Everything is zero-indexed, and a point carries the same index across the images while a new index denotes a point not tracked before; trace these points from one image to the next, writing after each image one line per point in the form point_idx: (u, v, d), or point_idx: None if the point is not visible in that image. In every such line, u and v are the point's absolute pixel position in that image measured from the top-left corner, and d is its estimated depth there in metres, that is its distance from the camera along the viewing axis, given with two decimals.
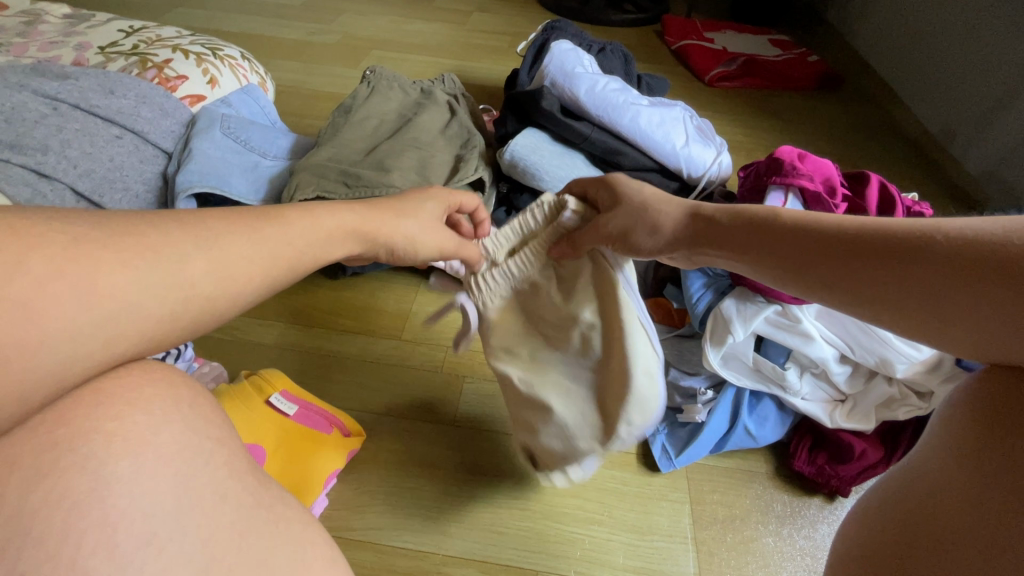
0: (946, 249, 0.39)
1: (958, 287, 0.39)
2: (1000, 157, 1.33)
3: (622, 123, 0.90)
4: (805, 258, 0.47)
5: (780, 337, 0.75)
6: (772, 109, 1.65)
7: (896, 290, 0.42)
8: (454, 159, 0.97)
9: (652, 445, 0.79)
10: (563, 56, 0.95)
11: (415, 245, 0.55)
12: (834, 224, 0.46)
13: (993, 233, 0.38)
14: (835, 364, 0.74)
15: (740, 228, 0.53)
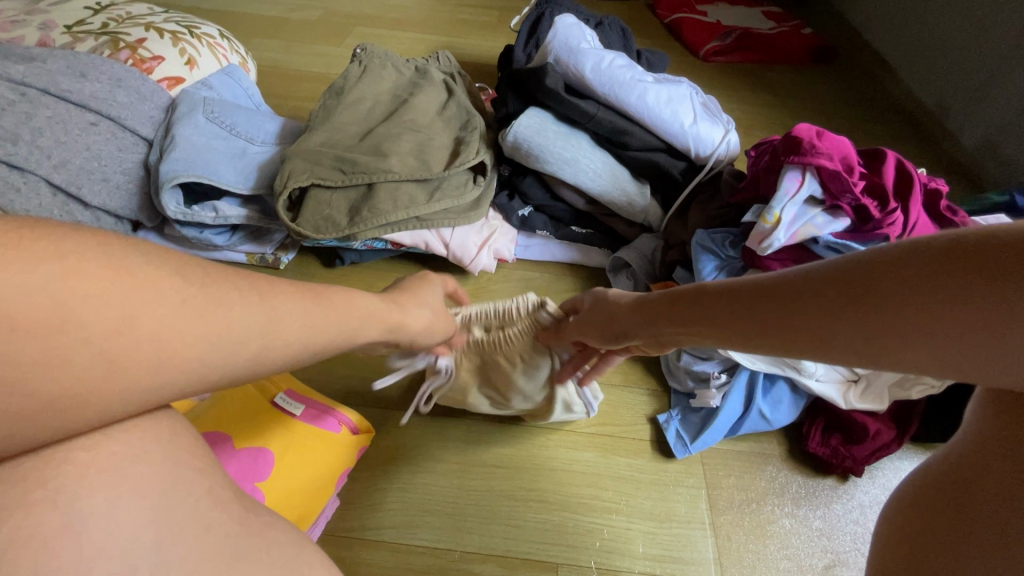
0: (820, 280, 0.38)
1: (921, 311, 0.33)
2: (996, 130, 1.33)
3: (629, 102, 0.87)
4: (727, 322, 0.45)
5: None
6: (770, 84, 1.62)
7: (855, 339, 0.36)
8: (453, 143, 0.93)
9: (666, 432, 0.78)
10: (566, 31, 0.91)
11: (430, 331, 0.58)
12: (776, 278, 0.42)
13: (863, 258, 0.36)
14: None
15: (675, 299, 0.52)
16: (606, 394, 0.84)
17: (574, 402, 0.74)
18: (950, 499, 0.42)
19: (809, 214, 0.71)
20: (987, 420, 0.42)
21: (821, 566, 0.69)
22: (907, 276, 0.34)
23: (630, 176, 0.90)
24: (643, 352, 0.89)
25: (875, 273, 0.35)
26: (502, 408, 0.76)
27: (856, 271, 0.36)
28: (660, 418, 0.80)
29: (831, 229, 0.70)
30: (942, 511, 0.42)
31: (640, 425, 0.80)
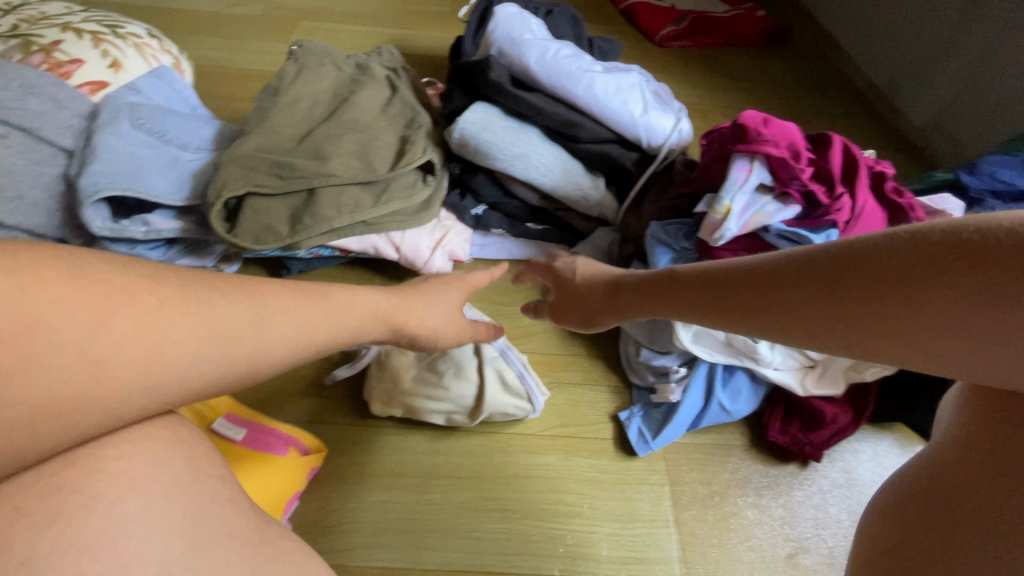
0: (813, 266, 0.39)
1: (895, 307, 0.34)
2: (944, 107, 1.35)
3: (577, 93, 0.84)
4: (717, 305, 0.46)
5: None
6: (726, 68, 1.61)
7: (835, 327, 0.38)
8: (399, 142, 0.89)
9: (628, 429, 0.77)
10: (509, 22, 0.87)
11: (437, 336, 0.58)
12: (761, 264, 0.43)
13: (858, 245, 0.37)
14: None
15: (669, 281, 0.52)
16: (567, 394, 0.82)
17: (508, 374, 0.75)
18: (943, 495, 0.43)
19: (759, 202, 0.70)
20: (977, 417, 0.43)
21: (783, 555, 0.69)
22: (895, 263, 0.34)
23: (584, 169, 0.88)
24: (604, 349, 0.88)
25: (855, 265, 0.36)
26: (440, 401, 0.73)
27: (837, 265, 0.37)
28: (622, 416, 0.79)
29: (781, 217, 0.69)
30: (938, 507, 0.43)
31: (602, 424, 0.79)
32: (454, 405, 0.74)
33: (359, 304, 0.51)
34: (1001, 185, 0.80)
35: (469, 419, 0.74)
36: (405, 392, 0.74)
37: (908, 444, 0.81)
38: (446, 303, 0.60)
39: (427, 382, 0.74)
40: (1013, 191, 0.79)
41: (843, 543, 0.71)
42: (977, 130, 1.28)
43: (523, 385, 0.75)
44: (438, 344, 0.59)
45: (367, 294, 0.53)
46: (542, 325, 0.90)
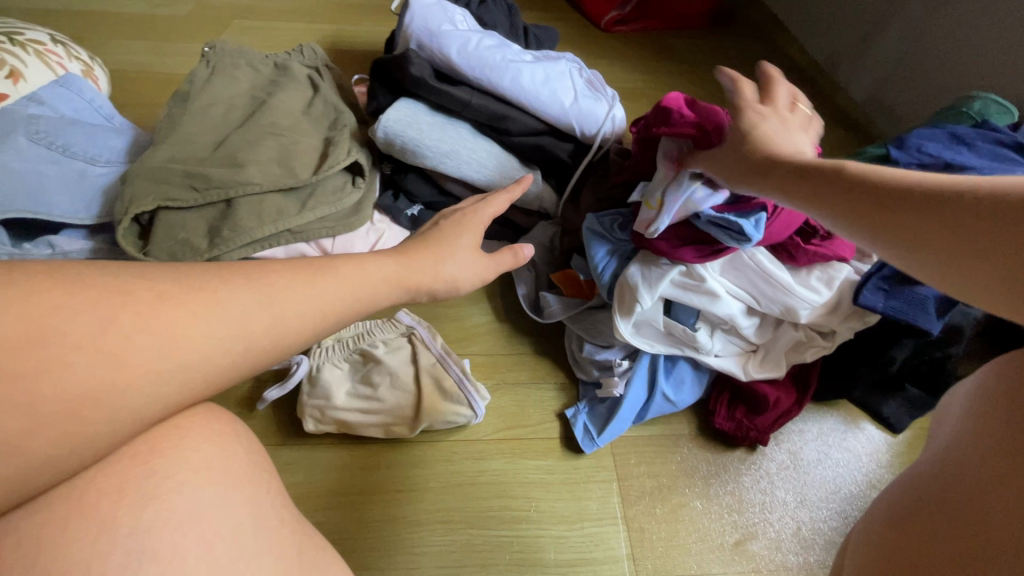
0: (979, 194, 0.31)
1: (935, 231, 0.33)
2: (881, 81, 1.37)
3: (503, 84, 0.81)
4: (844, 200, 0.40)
5: (685, 297, 0.71)
6: (672, 51, 1.60)
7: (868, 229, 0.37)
8: (323, 144, 0.85)
9: (574, 427, 0.76)
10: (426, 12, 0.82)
11: (457, 286, 0.52)
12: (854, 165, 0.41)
13: None
14: (743, 318, 0.71)
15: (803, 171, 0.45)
16: (514, 395, 0.80)
17: (446, 380, 0.72)
18: (941, 470, 0.40)
19: None
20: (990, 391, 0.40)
21: (731, 542, 0.69)
22: None
23: (518, 162, 0.85)
24: (549, 346, 0.86)
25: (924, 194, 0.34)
26: (376, 414, 0.70)
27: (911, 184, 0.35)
28: (568, 413, 0.77)
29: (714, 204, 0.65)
30: (934, 485, 0.39)
31: (549, 423, 0.77)
32: (391, 417, 0.70)
33: (350, 286, 0.44)
34: (926, 158, 0.81)
35: (409, 430, 0.71)
36: (338, 407, 0.70)
37: (851, 419, 0.82)
38: (462, 249, 0.54)
39: (362, 396, 0.71)
40: (939, 163, 0.80)
41: (790, 524, 0.71)
42: (912, 102, 1.30)
43: (463, 391, 0.72)
44: (460, 294, 0.53)
45: (374, 259, 0.47)
46: (486, 325, 0.87)
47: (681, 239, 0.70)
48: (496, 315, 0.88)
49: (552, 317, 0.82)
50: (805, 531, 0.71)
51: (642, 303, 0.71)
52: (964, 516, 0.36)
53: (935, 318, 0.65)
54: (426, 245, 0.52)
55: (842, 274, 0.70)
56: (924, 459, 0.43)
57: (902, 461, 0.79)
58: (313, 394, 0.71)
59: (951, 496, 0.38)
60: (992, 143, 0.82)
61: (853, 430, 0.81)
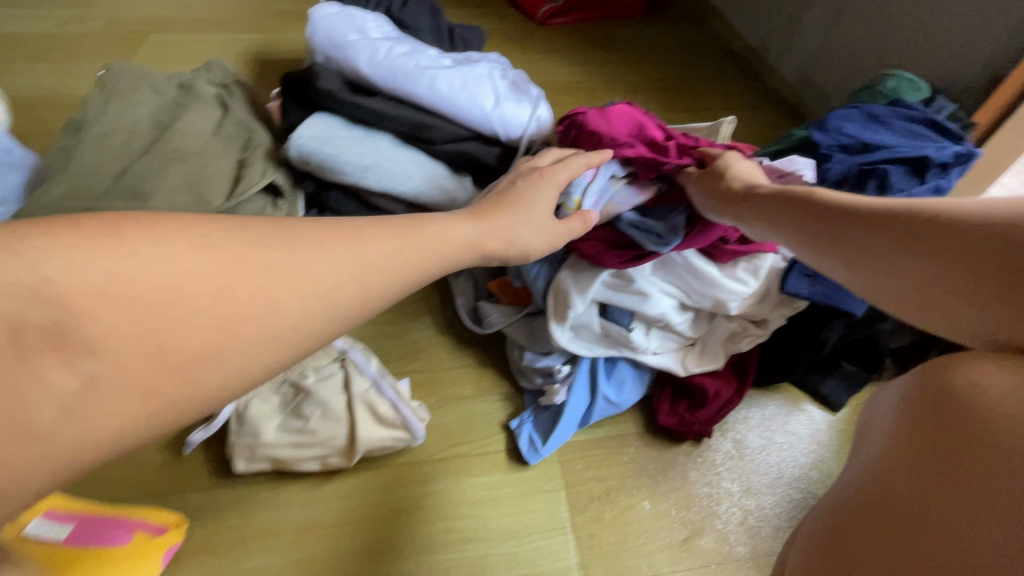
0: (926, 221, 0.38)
1: (936, 260, 0.36)
2: (809, 60, 1.39)
3: (419, 93, 0.78)
4: (823, 226, 0.47)
5: (616, 298, 0.70)
6: (609, 40, 1.60)
7: (883, 258, 0.40)
8: (237, 166, 0.81)
9: (518, 438, 0.74)
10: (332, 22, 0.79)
11: (527, 254, 0.58)
12: (856, 202, 0.45)
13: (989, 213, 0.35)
14: (675, 315, 0.71)
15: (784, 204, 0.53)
16: (457, 410, 0.78)
17: (381, 406, 0.69)
18: (874, 497, 0.38)
19: (611, 189, 0.67)
20: (916, 409, 0.37)
21: (680, 540, 0.69)
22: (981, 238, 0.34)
23: (444, 170, 0.82)
24: (492, 355, 0.84)
25: (931, 225, 0.37)
26: (309, 447, 0.68)
27: (913, 214, 0.39)
28: (512, 424, 0.76)
29: (631, 202, 0.68)
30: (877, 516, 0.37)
31: (493, 436, 0.76)
32: (325, 449, 0.68)
33: (430, 249, 0.47)
34: (845, 140, 0.82)
35: (347, 460, 0.69)
36: (268, 445, 0.67)
37: (794, 401, 0.83)
38: (536, 213, 0.59)
39: (293, 430, 0.68)
40: (857, 144, 0.81)
41: (738, 515, 0.71)
42: (839, 79, 1.32)
43: (399, 414, 0.70)
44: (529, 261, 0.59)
45: (457, 224, 0.52)
46: (428, 339, 0.85)
47: (605, 242, 0.69)
48: (437, 327, 0.86)
49: (491, 327, 0.81)
50: (752, 519, 0.71)
51: (574, 308, 0.70)
52: (898, 542, 0.35)
53: (858, 299, 0.66)
54: (502, 209, 0.57)
55: (767, 263, 0.69)
56: (857, 477, 0.41)
57: (845, 439, 0.80)
58: (241, 433, 0.68)
59: (880, 520, 0.37)
60: (906, 121, 0.83)
61: (796, 412, 0.82)
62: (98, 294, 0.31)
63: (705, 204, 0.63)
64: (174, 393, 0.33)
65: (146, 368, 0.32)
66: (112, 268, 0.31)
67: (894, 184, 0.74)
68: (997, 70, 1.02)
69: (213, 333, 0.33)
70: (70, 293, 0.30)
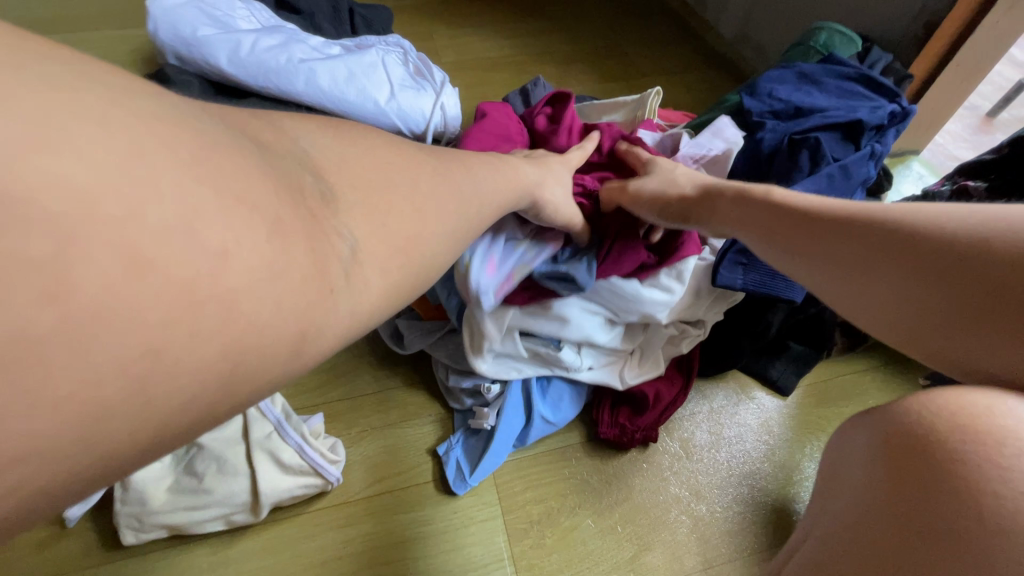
0: (918, 237, 0.38)
1: (931, 280, 0.37)
2: (745, 15, 1.32)
3: (295, 90, 0.67)
4: (802, 234, 0.46)
5: (535, 324, 0.64)
6: (540, 7, 1.49)
7: (878, 276, 0.40)
8: None
9: (446, 465, 0.68)
10: (180, 14, 0.66)
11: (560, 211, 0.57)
12: (835, 211, 0.45)
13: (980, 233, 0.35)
14: (602, 333, 0.66)
15: (748, 208, 0.52)
16: (382, 438, 0.71)
17: (285, 452, 0.62)
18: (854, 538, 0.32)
19: (517, 250, 0.59)
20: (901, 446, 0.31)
21: (626, 558, 0.64)
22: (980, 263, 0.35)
23: None
24: (417, 373, 0.77)
25: (924, 240, 0.38)
26: (206, 508, 0.60)
27: (907, 229, 0.39)
28: (440, 450, 0.69)
29: (541, 256, 0.60)
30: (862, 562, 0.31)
31: (422, 465, 0.69)
32: (225, 507, 0.60)
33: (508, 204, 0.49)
34: (777, 104, 0.75)
35: (253, 515, 0.61)
36: (158, 510, 0.59)
37: (742, 388, 0.79)
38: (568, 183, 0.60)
39: (186, 491, 0.60)
40: (789, 108, 0.75)
41: (687, 523, 0.67)
42: (778, 33, 1.25)
43: (308, 459, 0.62)
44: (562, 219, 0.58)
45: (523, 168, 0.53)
46: (348, 362, 0.77)
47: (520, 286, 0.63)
48: (357, 347, 0.78)
49: (412, 346, 0.73)
50: (703, 524, 0.67)
51: (490, 337, 0.63)
52: None
53: (796, 285, 0.61)
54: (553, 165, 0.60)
55: (690, 266, 0.63)
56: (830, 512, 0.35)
57: (796, 424, 0.76)
58: (125, 501, 0.59)
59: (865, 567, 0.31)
60: (839, 79, 0.77)
61: (744, 400, 0.77)
62: (361, 185, 0.34)
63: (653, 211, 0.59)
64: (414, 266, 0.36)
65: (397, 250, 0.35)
66: (348, 156, 0.35)
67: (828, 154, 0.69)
68: None
69: (419, 228, 0.37)
70: (333, 174, 0.33)
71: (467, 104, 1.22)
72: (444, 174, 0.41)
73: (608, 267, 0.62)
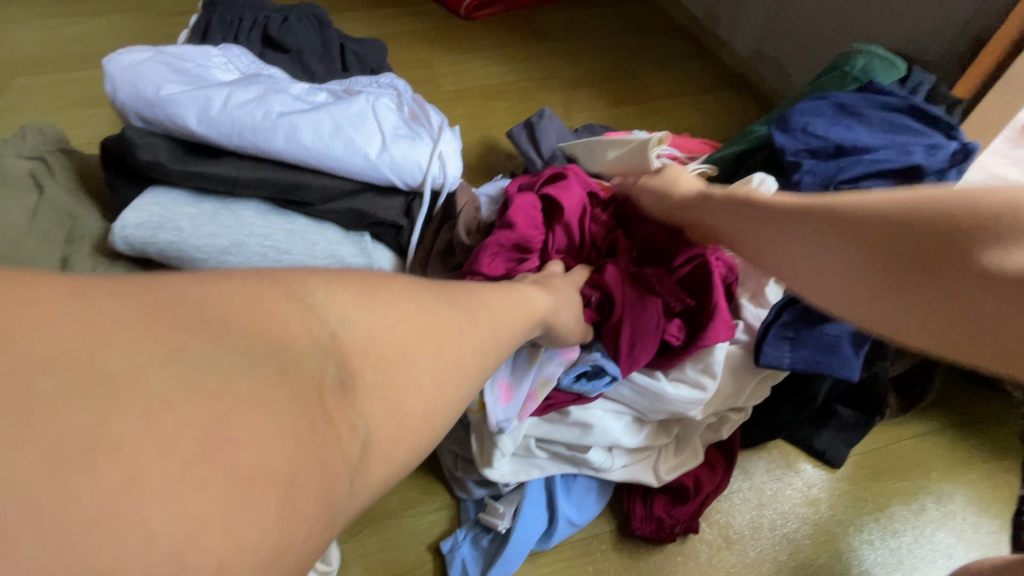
0: (892, 223, 0.43)
1: (907, 259, 0.42)
2: (763, 32, 1.24)
3: (276, 148, 0.61)
4: (777, 225, 0.51)
5: (553, 431, 0.60)
6: (545, 27, 1.42)
7: (874, 254, 0.44)
8: (61, 266, 0.63)
9: (449, 566, 0.60)
10: (145, 70, 0.61)
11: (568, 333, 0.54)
12: (803, 204, 0.50)
13: (930, 214, 0.41)
14: (628, 435, 0.61)
15: (725, 208, 0.56)
16: (384, 530, 0.63)
17: None
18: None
19: (535, 366, 0.56)
20: None
21: None
22: (939, 245, 0.40)
23: (328, 235, 0.65)
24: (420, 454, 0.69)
25: (895, 226, 0.43)
26: None
27: (868, 216, 0.45)
28: (442, 548, 0.61)
29: (562, 367, 0.56)
30: None
31: (421, 565, 0.62)
32: None
33: (521, 313, 0.46)
34: (814, 142, 0.68)
35: None
36: None
37: (787, 461, 0.70)
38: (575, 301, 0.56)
39: None
40: (829, 147, 0.67)
41: None
42: (801, 51, 1.17)
43: None
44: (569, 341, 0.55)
45: (533, 292, 0.50)
46: None
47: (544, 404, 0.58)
48: None
49: None
50: None
51: (502, 450, 0.57)
52: None
53: (852, 364, 0.57)
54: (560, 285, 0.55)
55: (719, 355, 0.59)
56: None
57: (850, 501, 0.67)
58: None
59: None
60: (883, 110, 0.70)
61: (790, 475, 0.69)
62: (368, 351, 0.32)
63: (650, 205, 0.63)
64: (411, 450, 0.33)
65: (403, 440, 0.33)
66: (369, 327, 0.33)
67: None
68: (979, 31, 0.88)
69: (431, 403, 0.34)
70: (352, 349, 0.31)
71: (472, 135, 1.15)
72: (457, 298, 0.40)
73: (625, 367, 0.57)
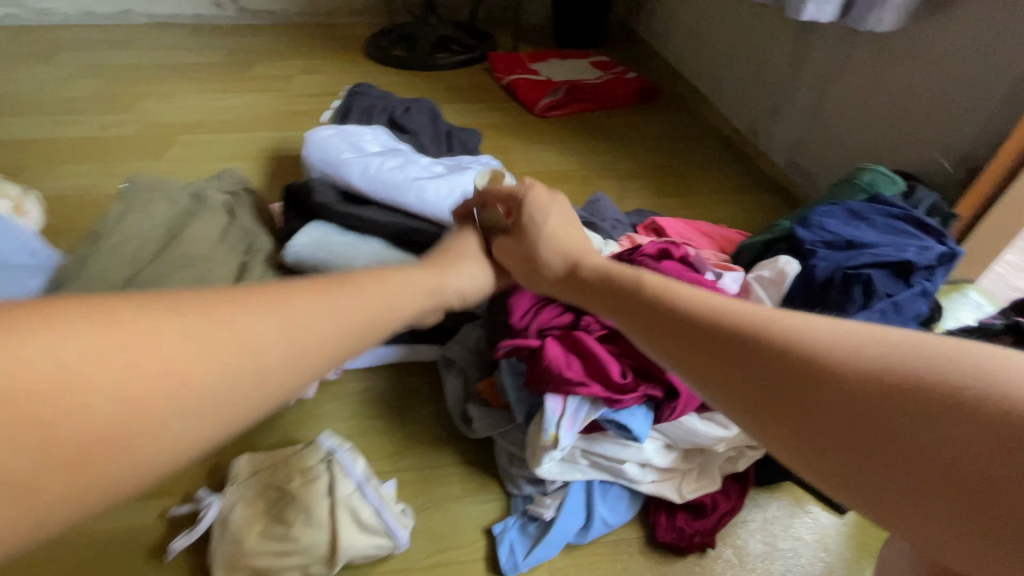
0: (858, 376, 0.31)
1: (895, 430, 0.29)
2: (794, 146, 1.45)
3: (406, 203, 0.83)
4: (713, 348, 0.39)
5: (599, 447, 0.72)
6: (604, 129, 1.69)
7: (853, 416, 0.31)
8: (239, 268, 0.85)
9: (499, 544, 0.72)
10: (325, 145, 0.89)
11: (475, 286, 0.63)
12: (745, 319, 0.39)
13: (914, 371, 0.30)
14: (660, 458, 0.73)
15: (655, 307, 0.47)
16: (445, 511, 0.76)
17: (364, 512, 0.70)
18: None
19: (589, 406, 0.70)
20: None
21: None
22: (935, 418, 0.28)
23: None
24: (481, 454, 0.83)
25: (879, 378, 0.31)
26: (289, 556, 0.66)
27: (826, 364, 0.33)
28: (495, 529, 0.74)
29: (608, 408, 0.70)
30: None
31: (476, 542, 0.73)
32: (308, 556, 0.66)
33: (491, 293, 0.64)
34: (829, 236, 0.84)
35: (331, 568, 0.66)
36: (247, 552, 0.66)
37: (797, 501, 0.80)
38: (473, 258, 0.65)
39: (276, 537, 0.67)
40: (840, 241, 0.83)
41: None
42: (827, 165, 1.36)
43: (382, 520, 0.70)
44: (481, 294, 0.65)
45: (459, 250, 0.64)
46: (421, 434, 0.85)
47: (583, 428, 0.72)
48: (428, 423, 0.86)
49: (479, 432, 0.81)
50: None
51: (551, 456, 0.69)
52: None
53: None
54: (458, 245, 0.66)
55: None
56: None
57: (854, 543, 0.76)
58: (219, 541, 0.67)
59: None
60: (887, 217, 0.86)
61: (800, 513, 0.78)
62: None
63: (542, 257, 0.64)
64: None
65: None
66: None
67: (879, 289, 0.76)
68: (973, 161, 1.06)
69: None
70: None
71: None
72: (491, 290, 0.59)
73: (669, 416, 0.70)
